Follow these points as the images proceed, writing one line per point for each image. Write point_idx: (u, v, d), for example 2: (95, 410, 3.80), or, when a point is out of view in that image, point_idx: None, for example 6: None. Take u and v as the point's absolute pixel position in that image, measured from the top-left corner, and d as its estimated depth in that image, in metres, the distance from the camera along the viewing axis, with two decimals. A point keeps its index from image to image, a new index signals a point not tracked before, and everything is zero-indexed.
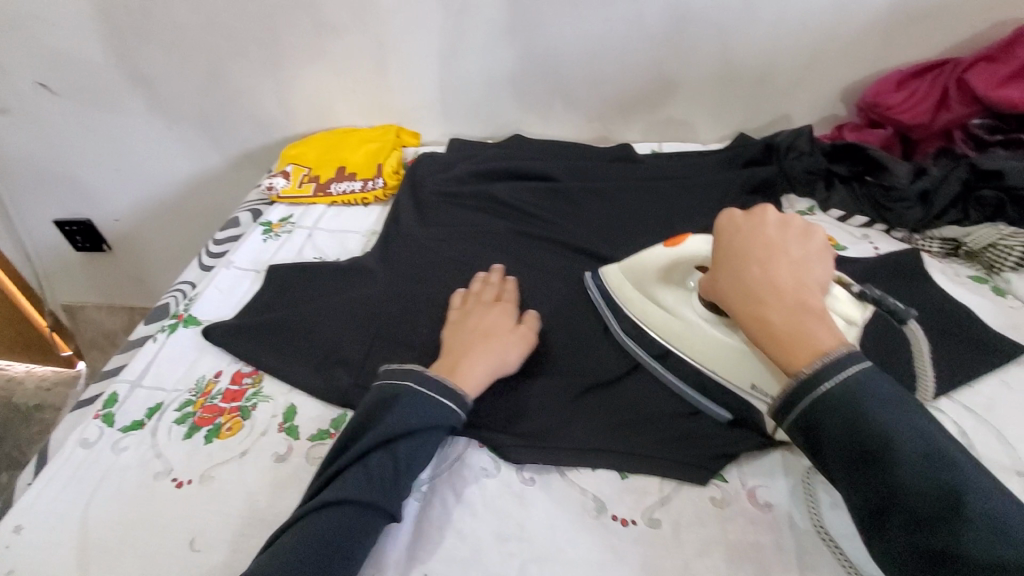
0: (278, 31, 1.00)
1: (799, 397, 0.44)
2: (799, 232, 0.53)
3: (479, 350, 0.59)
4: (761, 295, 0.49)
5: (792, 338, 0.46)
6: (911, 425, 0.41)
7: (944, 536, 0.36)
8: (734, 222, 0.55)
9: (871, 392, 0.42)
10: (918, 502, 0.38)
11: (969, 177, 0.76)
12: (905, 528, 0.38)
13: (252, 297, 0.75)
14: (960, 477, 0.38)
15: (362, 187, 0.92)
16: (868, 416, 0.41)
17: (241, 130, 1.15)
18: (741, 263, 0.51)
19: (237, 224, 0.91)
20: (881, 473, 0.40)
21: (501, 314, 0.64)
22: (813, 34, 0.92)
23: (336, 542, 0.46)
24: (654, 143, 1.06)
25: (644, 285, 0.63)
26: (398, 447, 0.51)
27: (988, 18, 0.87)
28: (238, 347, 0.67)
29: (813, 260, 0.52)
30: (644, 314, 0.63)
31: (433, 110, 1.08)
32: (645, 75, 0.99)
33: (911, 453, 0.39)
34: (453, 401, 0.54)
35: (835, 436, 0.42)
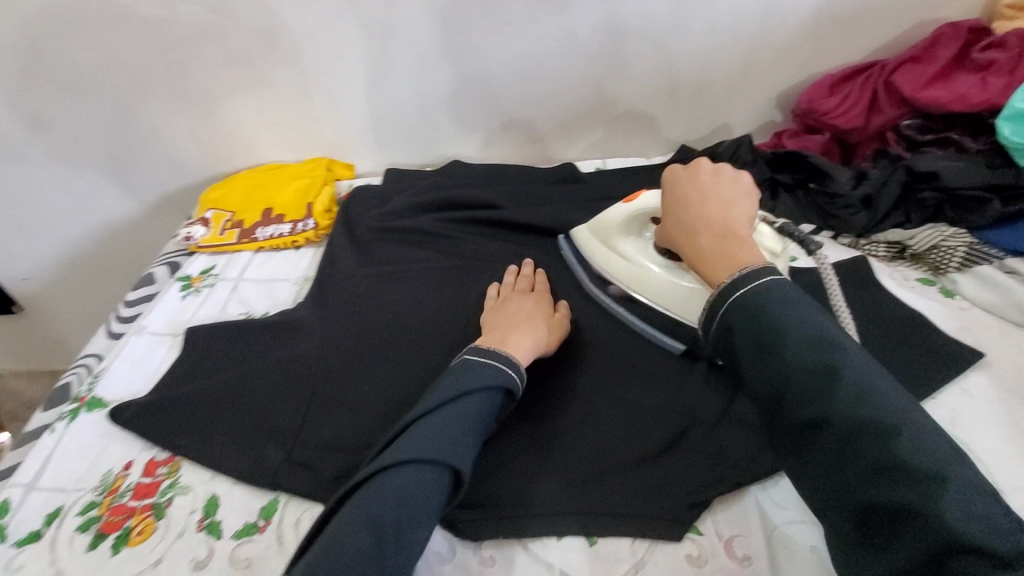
0: (187, 66, 0.92)
1: (718, 304, 0.46)
2: (730, 175, 0.57)
3: (524, 328, 0.60)
4: (693, 227, 0.53)
5: (718, 257, 0.49)
6: (805, 317, 0.42)
7: (825, 408, 0.38)
8: (673, 173, 0.59)
9: (772, 293, 0.44)
10: (802, 382, 0.39)
11: (907, 179, 0.76)
12: (793, 407, 0.39)
13: (169, 366, 0.67)
14: (842, 357, 0.39)
15: (291, 229, 0.85)
16: (769, 311, 0.43)
17: (157, 173, 1.06)
18: (679, 205, 0.56)
19: (152, 281, 0.83)
20: (774, 359, 0.41)
21: (538, 301, 0.66)
22: (745, 42, 0.91)
23: (412, 504, 0.44)
24: (598, 160, 1.03)
25: (607, 239, 0.70)
26: (462, 406, 0.50)
27: (909, 19, 0.89)
28: (153, 429, 0.60)
29: (741, 196, 0.55)
30: (607, 264, 0.70)
31: (366, 139, 1.02)
32: (583, 91, 0.96)
33: (801, 339, 0.41)
34: (513, 368, 0.54)
35: (740, 333, 0.43)
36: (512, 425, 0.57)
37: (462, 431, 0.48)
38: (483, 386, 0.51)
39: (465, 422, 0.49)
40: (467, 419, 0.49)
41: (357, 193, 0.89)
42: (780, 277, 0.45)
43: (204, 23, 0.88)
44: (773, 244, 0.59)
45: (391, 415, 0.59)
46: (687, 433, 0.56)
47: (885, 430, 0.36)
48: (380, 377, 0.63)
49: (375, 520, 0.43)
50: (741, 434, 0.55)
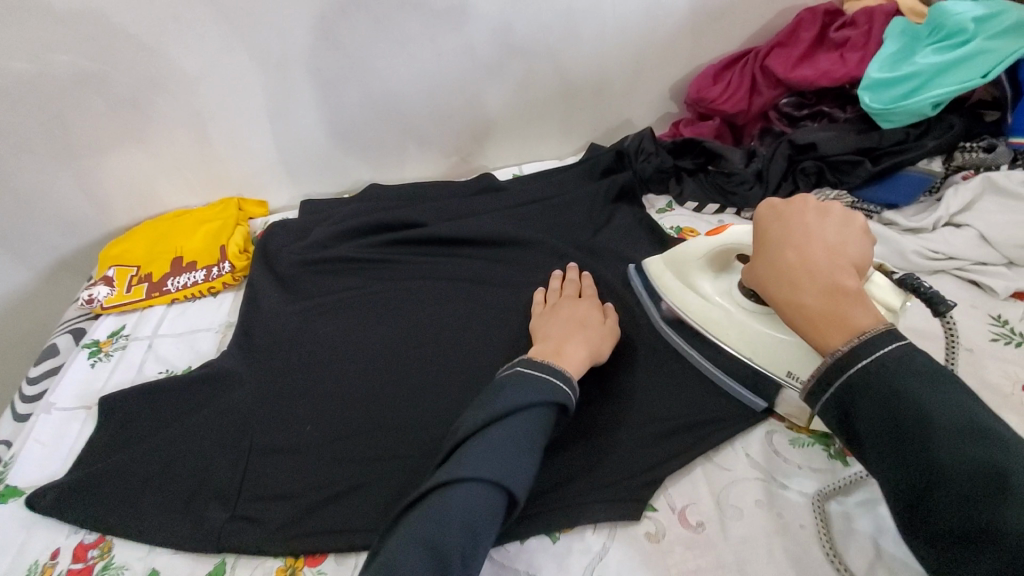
0: (66, 118, 0.86)
1: (838, 375, 0.42)
2: (838, 217, 0.50)
3: (579, 338, 0.61)
4: (794, 274, 0.47)
5: (828, 317, 0.44)
6: (947, 399, 0.39)
7: (989, 510, 0.34)
8: (772, 211, 0.52)
9: (903, 368, 0.40)
10: (955, 477, 0.36)
11: (791, 152, 0.83)
12: (946, 503, 0.36)
13: (87, 440, 0.62)
14: (1003, 450, 0.36)
15: (205, 275, 0.81)
16: (903, 391, 0.39)
17: (45, 237, 0.97)
18: (777, 247, 0.49)
19: (56, 352, 0.76)
20: (916, 446, 0.38)
21: (588, 306, 0.67)
22: (635, 42, 0.97)
23: (474, 521, 0.45)
24: (514, 167, 1.06)
25: (686, 274, 0.65)
26: (516, 421, 0.51)
27: (772, 8, 0.98)
28: (75, 511, 0.55)
29: (849, 240, 0.48)
30: (681, 300, 0.65)
31: (276, 174, 0.99)
32: (490, 102, 0.98)
33: (952, 429, 0.38)
34: (565, 382, 0.55)
35: (872, 414, 0.40)
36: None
37: (517, 448, 0.49)
38: (539, 403, 0.53)
39: (516, 439, 0.50)
40: (521, 433, 0.50)
41: (273, 229, 0.86)
42: (907, 349, 0.41)
43: (80, 70, 0.82)
44: (891, 297, 0.52)
45: (340, 453, 0.58)
46: (631, 418, 0.60)
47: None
48: (323, 415, 0.61)
49: (449, 541, 0.44)
50: (681, 414, 0.60)
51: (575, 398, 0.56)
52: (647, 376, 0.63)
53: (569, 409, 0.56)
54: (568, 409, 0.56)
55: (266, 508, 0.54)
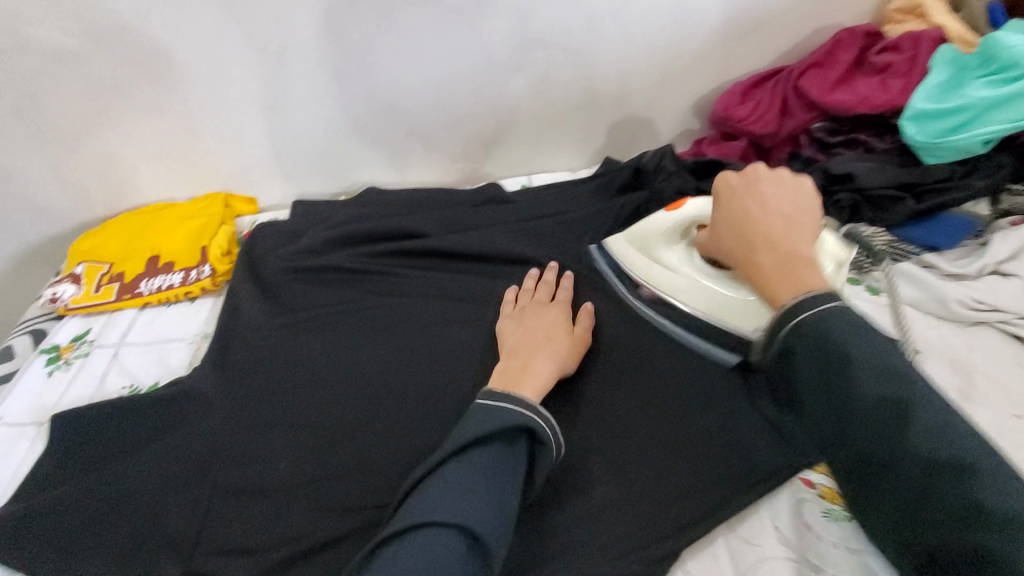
0: (40, 99, 0.79)
1: (782, 325, 0.45)
2: (790, 182, 0.54)
3: (545, 350, 0.59)
4: (754, 241, 0.51)
5: (780, 275, 0.47)
6: (870, 348, 0.42)
7: (896, 447, 0.39)
8: (727, 183, 0.56)
9: (837, 318, 0.43)
10: (871, 414, 0.40)
11: (824, 182, 0.78)
12: (859, 440, 0.40)
13: (33, 464, 0.55)
14: (912, 391, 0.40)
15: (183, 279, 0.74)
16: (834, 338, 0.42)
17: (13, 224, 0.90)
18: (739, 216, 0.53)
19: (11, 356, 0.69)
20: (841, 388, 0.41)
21: (557, 314, 0.64)
22: (660, 53, 0.91)
23: (436, 570, 0.39)
24: (523, 177, 0.99)
25: (650, 247, 0.68)
26: (476, 455, 0.46)
27: (807, 26, 0.93)
28: (10, 552, 0.49)
29: (802, 207, 0.52)
30: (646, 274, 0.67)
31: (269, 170, 0.92)
32: (502, 107, 0.92)
33: (869, 374, 0.41)
34: (531, 407, 0.50)
35: (805, 363, 0.43)
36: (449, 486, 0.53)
37: (478, 484, 0.44)
38: (512, 431, 0.48)
39: (480, 472, 0.45)
40: (493, 471, 0.45)
41: (260, 232, 0.80)
42: (847, 303, 0.44)
43: (58, 48, 0.75)
44: (836, 249, 0.63)
45: (316, 500, 0.52)
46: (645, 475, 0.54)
47: (960, 469, 0.37)
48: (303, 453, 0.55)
49: None
50: (700, 471, 0.54)
51: (555, 438, 0.50)
52: (661, 422, 0.58)
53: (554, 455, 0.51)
54: (550, 449, 0.50)
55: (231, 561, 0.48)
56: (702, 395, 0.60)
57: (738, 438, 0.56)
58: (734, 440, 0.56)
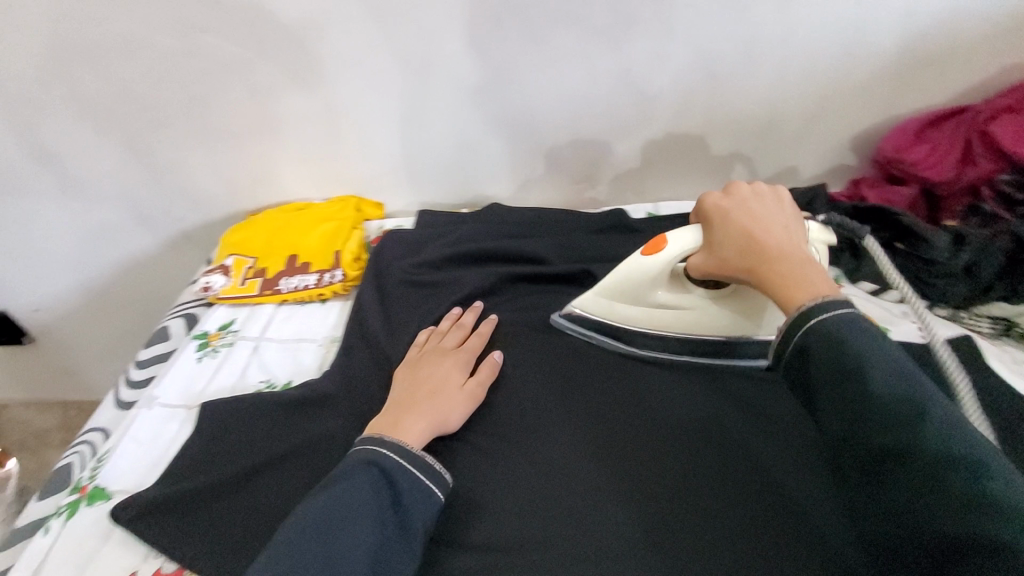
0: (207, 100, 0.86)
1: (792, 328, 0.45)
2: (775, 200, 0.56)
3: (423, 406, 0.57)
4: (765, 255, 0.50)
5: (799, 282, 0.47)
6: (885, 350, 0.41)
7: (911, 443, 0.36)
8: (714, 202, 0.57)
9: (851, 318, 0.43)
10: (885, 408, 0.38)
11: (1013, 248, 0.67)
12: (871, 438, 0.38)
13: (182, 446, 0.59)
14: (927, 392, 0.38)
15: (318, 281, 0.79)
16: (850, 336, 0.41)
17: (175, 210, 0.99)
18: (744, 232, 0.53)
19: (166, 337, 0.75)
20: (854, 383, 0.39)
21: (452, 365, 0.62)
22: (818, 82, 0.83)
23: None
24: (649, 204, 0.94)
25: (639, 297, 0.63)
26: (318, 503, 0.47)
27: (1005, 59, 0.80)
28: (156, 534, 0.51)
29: (794, 223, 0.54)
30: (649, 322, 0.64)
31: (398, 180, 0.94)
32: (636, 131, 0.88)
33: (886, 374, 0.39)
34: (388, 447, 0.51)
35: (818, 362, 0.42)
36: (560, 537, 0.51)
37: (315, 532, 0.44)
38: (360, 467, 0.49)
39: (320, 519, 0.45)
40: (330, 513, 0.46)
41: (386, 241, 0.82)
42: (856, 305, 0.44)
43: (228, 55, 0.82)
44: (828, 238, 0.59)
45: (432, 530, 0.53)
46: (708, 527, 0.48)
47: (976, 470, 0.34)
48: None
49: None
50: (741, 509, 0.49)
51: (416, 466, 0.51)
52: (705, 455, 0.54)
53: (430, 494, 0.50)
54: (415, 479, 0.50)
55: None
56: (753, 433, 0.55)
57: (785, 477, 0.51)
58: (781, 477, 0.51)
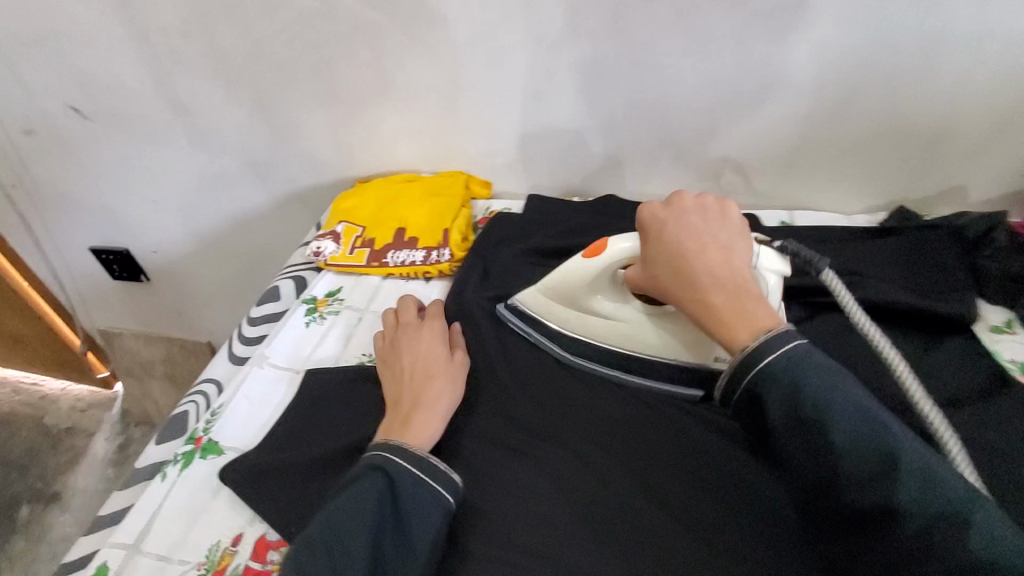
0: (334, 63, 0.86)
1: (737, 377, 0.44)
2: (717, 213, 0.54)
3: (431, 393, 0.56)
4: (700, 281, 0.49)
5: (738, 319, 0.46)
6: (848, 395, 0.40)
7: (889, 501, 0.37)
8: (653, 213, 0.54)
9: (808, 361, 0.42)
10: (854, 462, 0.38)
11: None
12: (848, 493, 0.38)
13: (288, 410, 0.59)
14: (894, 439, 0.38)
15: (425, 258, 0.77)
16: (809, 381, 0.41)
17: (288, 169, 1.01)
18: (679, 254, 0.51)
19: (277, 297, 0.76)
20: (820, 435, 0.39)
21: (432, 342, 0.62)
22: (1014, 91, 0.71)
23: None
24: (783, 211, 0.85)
25: (576, 301, 0.62)
26: (327, 517, 0.46)
27: None
28: (260, 500, 0.51)
29: (735, 240, 0.52)
30: (585, 327, 0.63)
31: (510, 160, 0.91)
32: (781, 131, 0.79)
33: (850, 426, 0.39)
34: (394, 452, 0.50)
35: (777, 415, 0.41)
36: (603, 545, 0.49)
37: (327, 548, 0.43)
38: (367, 473, 0.48)
39: (330, 536, 0.44)
40: (337, 528, 0.44)
41: (496, 223, 0.79)
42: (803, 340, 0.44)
43: (361, 18, 0.81)
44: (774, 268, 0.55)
45: (522, 538, 0.50)
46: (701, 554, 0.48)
47: (954, 521, 0.36)
48: (519, 489, 0.53)
49: None
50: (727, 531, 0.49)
51: (427, 472, 0.49)
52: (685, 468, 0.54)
53: (439, 499, 0.48)
54: (420, 484, 0.48)
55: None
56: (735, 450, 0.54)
57: (758, 484, 0.51)
58: (751, 488, 0.52)
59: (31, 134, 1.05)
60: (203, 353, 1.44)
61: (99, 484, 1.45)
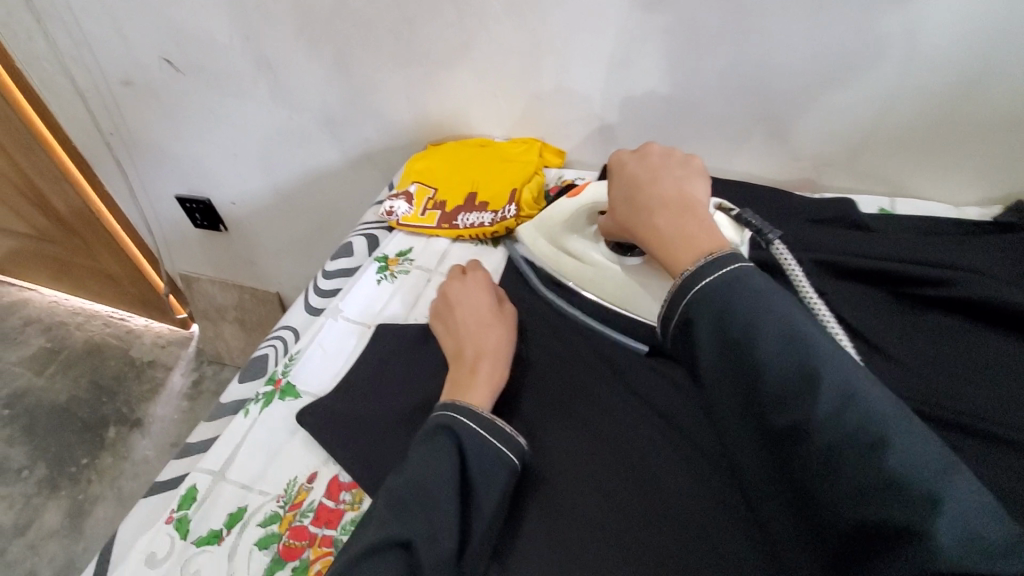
0: (416, 21, 0.85)
1: (676, 301, 0.45)
2: (681, 157, 0.57)
3: (489, 354, 0.56)
4: (649, 211, 0.53)
5: (678, 243, 0.48)
6: (779, 317, 0.40)
7: (804, 416, 0.36)
8: (620, 158, 0.60)
9: (739, 283, 0.43)
10: (776, 382, 0.38)
11: None
12: (768, 408, 0.38)
13: (359, 362, 0.62)
14: (822, 360, 0.38)
15: (493, 219, 0.77)
16: (740, 302, 0.41)
17: (364, 129, 1.03)
18: (634, 189, 0.55)
19: (350, 253, 0.79)
20: (744, 354, 0.40)
21: (482, 299, 0.62)
22: None
23: None
24: (881, 198, 0.80)
25: (557, 240, 0.70)
26: (408, 470, 0.46)
27: None
28: (335, 446, 0.54)
29: (694, 175, 0.55)
30: (560, 266, 0.69)
31: (586, 129, 0.89)
32: (889, 110, 0.73)
33: (775, 344, 0.39)
34: (463, 412, 0.50)
35: (704, 332, 0.42)
36: (584, 484, 0.51)
37: (415, 501, 0.44)
38: (433, 431, 0.49)
39: (414, 488, 0.45)
40: (417, 481, 0.45)
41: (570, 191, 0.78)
42: (745, 267, 0.44)
43: None
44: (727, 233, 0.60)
45: (574, 501, 0.50)
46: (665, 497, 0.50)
47: (874, 441, 0.34)
48: (580, 461, 0.53)
49: None
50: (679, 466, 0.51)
51: (491, 432, 0.49)
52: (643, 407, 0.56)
53: (504, 460, 0.49)
54: (487, 444, 0.49)
55: (517, 556, 0.47)
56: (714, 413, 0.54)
57: None
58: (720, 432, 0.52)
59: (127, 84, 1.11)
60: (272, 302, 1.52)
61: (175, 414, 1.57)
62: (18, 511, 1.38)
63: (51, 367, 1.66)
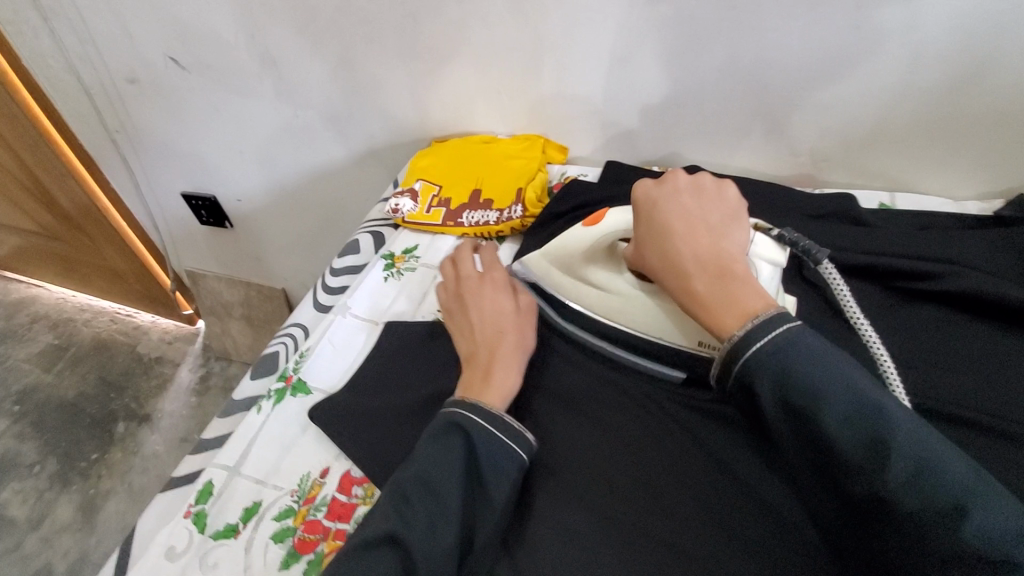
0: (419, 19, 0.86)
1: (728, 361, 0.42)
2: (713, 195, 0.54)
3: (503, 351, 0.56)
4: (685, 265, 0.49)
5: (720, 302, 0.45)
6: (842, 381, 0.39)
7: (879, 488, 0.35)
8: (646, 192, 0.55)
9: (796, 344, 0.40)
10: (847, 451, 0.37)
11: None
12: (842, 479, 0.37)
13: (368, 359, 0.63)
14: (889, 424, 0.37)
15: (498, 217, 0.78)
16: (799, 365, 0.39)
17: (368, 126, 1.04)
18: (667, 235, 0.51)
19: (357, 250, 0.80)
20: (810, 424, 0.38)
21: (494, 292, 0.62)
22: None
23: None
24: (882, 193, 0.80)
25: (573, 268, 0.64)
26: (414, 465, 0.47)
27: None
28: (345, 441, 0.55)
29: (731, 221, 0.52)
30: (579, 296, 0.64)
31: (589, 125, 0.89)
32: (892, 104, 0.73)
33: (841, 409, 0.38)
34: (472, 410, 0.51)
35: (766, 399, 0.40)
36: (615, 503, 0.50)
37: (419, 496, 0.46)
38: (442, 428, 0.50)
39: (421, 484, 0.46)
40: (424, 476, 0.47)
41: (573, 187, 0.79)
42: (798, 324, 0.42)
43: None
44: (770, 253, 0.57)
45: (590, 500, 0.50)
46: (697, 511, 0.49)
47: (950, 513, 0.34)
48: (588, 455, 0.53)
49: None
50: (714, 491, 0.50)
51: (498, 427, 0.50)
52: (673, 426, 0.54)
53: (514, 455, 0.49)
54: (496, 440, 0.49)
55: (524, 546, 0.49)
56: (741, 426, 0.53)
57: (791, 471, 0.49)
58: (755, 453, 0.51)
59: (133, 82, 1.12)
60: (278, 298, 1.54)
61: (184, 409, 1.59)
62: (32, 505, 1.41)
63: (60, 363, 1.68)
